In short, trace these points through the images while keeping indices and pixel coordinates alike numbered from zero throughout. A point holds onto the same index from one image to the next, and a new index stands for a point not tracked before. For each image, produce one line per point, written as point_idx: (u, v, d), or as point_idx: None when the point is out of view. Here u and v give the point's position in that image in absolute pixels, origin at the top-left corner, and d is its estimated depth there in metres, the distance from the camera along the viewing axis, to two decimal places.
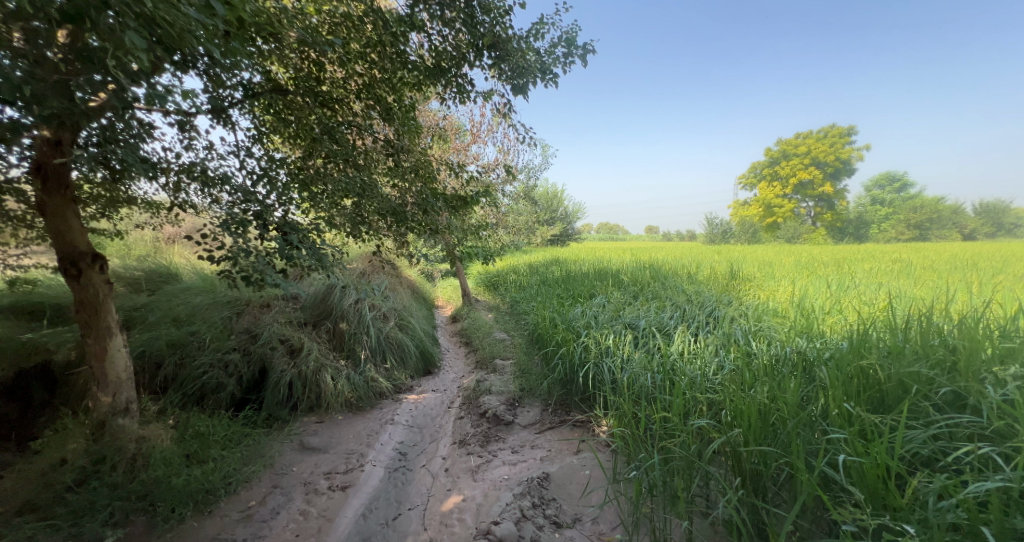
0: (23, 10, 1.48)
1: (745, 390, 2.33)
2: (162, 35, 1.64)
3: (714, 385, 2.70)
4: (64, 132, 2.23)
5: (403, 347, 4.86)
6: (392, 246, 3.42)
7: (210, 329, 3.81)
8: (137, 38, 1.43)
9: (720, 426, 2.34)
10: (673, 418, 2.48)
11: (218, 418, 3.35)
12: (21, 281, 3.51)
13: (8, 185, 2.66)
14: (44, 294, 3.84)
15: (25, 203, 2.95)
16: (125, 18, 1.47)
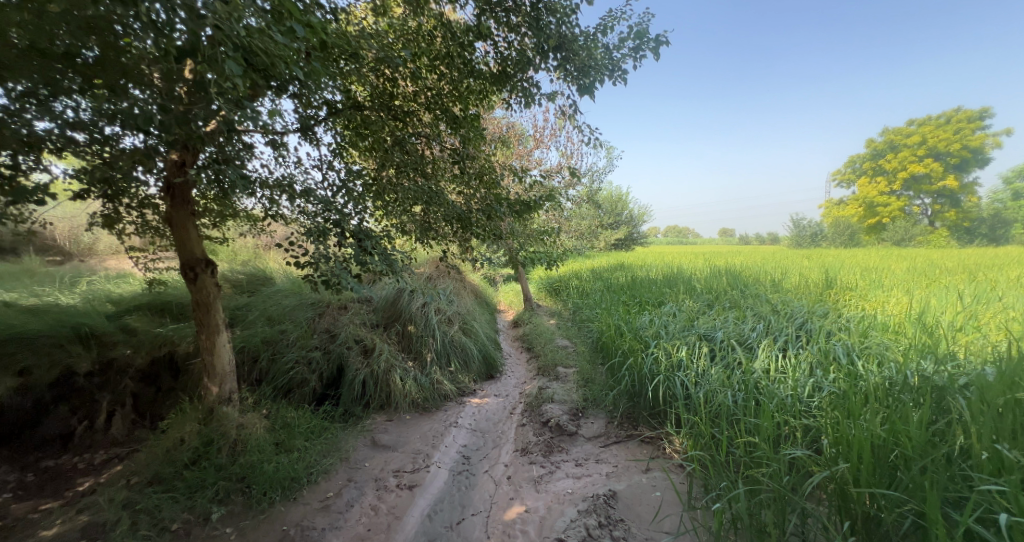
0: (157, 54, 1.74)
1: (851, 418, 2.08)
2: (258, 62, 1.82)
3: (809, 410, 2.42)
4: (187, 155, 2.59)
5: (466, 350, 4.97)
6: (457, 252, 3.52)
7: (297, 329, 4.19)
8: (234, 66, 1.60)
9: (821, 459, 2.10)
10: (762, 444, 2.28)
11: (303, 411, 3.65)
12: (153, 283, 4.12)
13: (146, 200, 3.14)
14: (172, 294, 4.49)
15: (158, 216, 3.46)
16: (229, 52, 1.65)
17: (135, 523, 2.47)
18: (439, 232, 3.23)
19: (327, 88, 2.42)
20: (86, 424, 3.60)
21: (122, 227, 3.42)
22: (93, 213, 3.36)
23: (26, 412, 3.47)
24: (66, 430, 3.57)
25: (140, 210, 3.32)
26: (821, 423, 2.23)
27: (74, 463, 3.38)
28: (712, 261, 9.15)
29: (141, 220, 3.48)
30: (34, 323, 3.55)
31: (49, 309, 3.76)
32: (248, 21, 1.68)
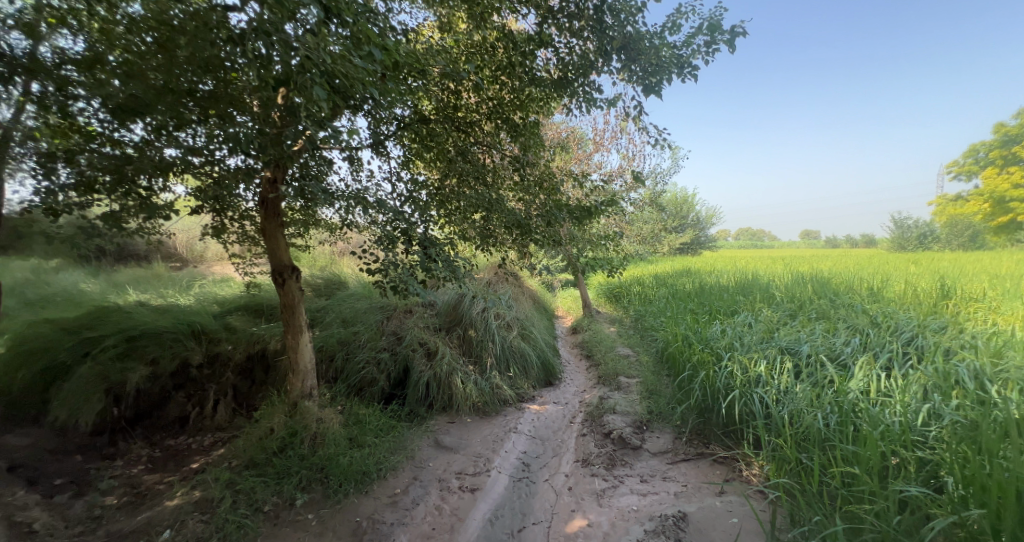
0: (256, 84, 1.95)
1: (989, 458, 1.80)
2: (339, 86, 1.98)
3: (925, 440, 2.11)
4: (278, 172, 2.87)
5: (525, 356, 4.99)
6: (515, 258, 3.55)
7: (367, 331, 4.45)
8: (320, 91, 1.75)
9: (945, 500, 1.84)
10: (867, 477, 2.04)
11: (373, 408, 3.86)
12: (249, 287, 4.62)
13: (245, 213, 3.53)
14: (263, 297, 4.99)
15: (253, 227, 3.86)
16: (316, 78, 1.80)
17: (233, 502, 2.75)
18: (499, 239, 3.28)
19: (397, 105, 2.57)
20: (197, 410, 4.11)
21: (226, 237, 3.88)
22: (204, 225, 3.84)
23: (154, 397, 4.05)
24: (182, 414, 4.10)
25: (240, 222, 3.74)
26: (945, 457, 1.95)
27: (186, 444, 3.87)
28: (793, 267, 8.37)
29: (241, 231, 3.92)
30: (161, 322, 4.19)
31: (172, 310, 4.40)
32: (332, 49, 1.84)
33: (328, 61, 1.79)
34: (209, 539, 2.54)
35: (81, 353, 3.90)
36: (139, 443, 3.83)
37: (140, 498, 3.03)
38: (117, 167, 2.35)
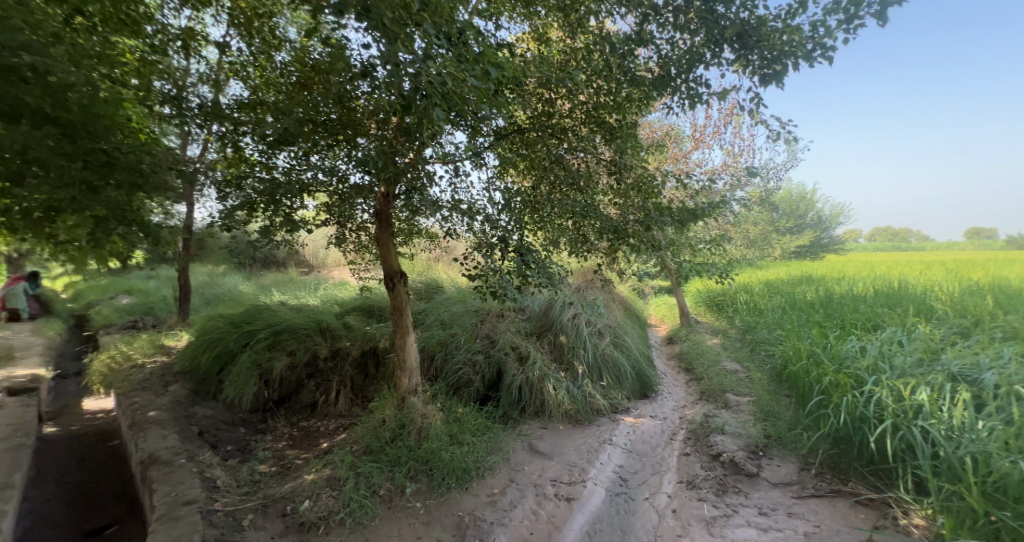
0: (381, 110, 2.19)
1: None
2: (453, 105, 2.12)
3: None
4: (389, 186, 3.18)
5: (618, 366, 4.81)
6: (608, 263, 3.46)
7: (464, 333, 4.68)
8: (438, 111, 1.89)
9: None
10: None
11: (470, 408, 4.03)
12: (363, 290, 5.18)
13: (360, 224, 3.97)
14: (374, 300, 5.55)
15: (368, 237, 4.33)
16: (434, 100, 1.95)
17: (355, 483, 3.08)
18: (593, 245, 3.21)
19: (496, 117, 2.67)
20: (324, 397, 4.69)
21: (347, 246, 4.40)
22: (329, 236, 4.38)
23: (292, 384, 4.73)
24: (313, 400, 4.72)
25: (357, 233, 4.20)
26: None
27: (315, 427, 4.43)
28: (957, 273, 6.88)
29: (358, 241, 4.41)
30: (299, 320, 4.98)
31: (307, 311, 5.23)
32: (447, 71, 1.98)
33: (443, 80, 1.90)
34: (337, 513, 2.87)
35: (243, 343, 4.79)
36: (281, 423, 4.49)
37: (283, 470, 3.55)
38: (267, 189, 2.98)
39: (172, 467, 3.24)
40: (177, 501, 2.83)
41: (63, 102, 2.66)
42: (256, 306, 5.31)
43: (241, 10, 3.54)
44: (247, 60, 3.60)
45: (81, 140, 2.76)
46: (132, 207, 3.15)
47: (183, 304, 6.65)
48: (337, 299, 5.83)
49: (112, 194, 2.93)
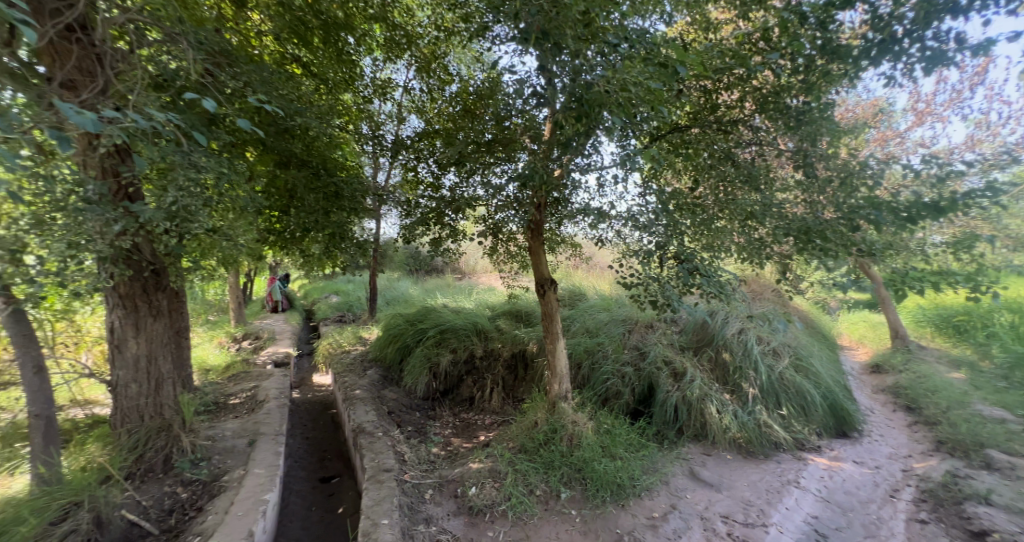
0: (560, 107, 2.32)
1: None
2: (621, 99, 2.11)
3: None
4: (540, 195, 3.33)
5: (803, 394, 4.03)
6: (791, 271, 2.95)
7: (611, 342, 4.54)
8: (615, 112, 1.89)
9: None
10: None
11: (621, 421, 3.90)
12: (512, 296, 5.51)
13: (510, 234, 4.27)
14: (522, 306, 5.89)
15: (519, 245, 4.64)
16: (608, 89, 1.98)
17: (515, 479, 3.26)
18: (773, 251, 2.77)
19: (654, 121, 2.59)
20: (480, 393, 5.13)
21: (499, 254, 4.76)
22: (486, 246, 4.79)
23: (454, 379, 5.31)
24: (472, 395, 5.21)
25: (509, 242, 4.52)
26: None
27: (475, 420, 4.87)
28: None
29: (508, 250, 4.76)
30: (459, 322, 5.57)
31: (464, 314, 5.83)
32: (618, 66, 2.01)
33: (615, 73, 2.01)
34: (500, 504, 3.08)
35: (416, 339, 5.60)
36: (446, 412, 5.07)
37: (452, 455, 4.00)
38: (440, 204, 3.78)
39: (375, 438, 3.97)
40: (379, 467, 3.43)
41: (311, 151, 3.70)
42: (425, 308, 6.13)
43: (423, 57, 4.25)
44: (425, 96, 4.35)
45: (323, 177, 3.77)
46: (348, 226, 4.00)
47: (371, 304, 8.09)
48: (488, 304, 6.33)
49: (337, 216, 3.82)
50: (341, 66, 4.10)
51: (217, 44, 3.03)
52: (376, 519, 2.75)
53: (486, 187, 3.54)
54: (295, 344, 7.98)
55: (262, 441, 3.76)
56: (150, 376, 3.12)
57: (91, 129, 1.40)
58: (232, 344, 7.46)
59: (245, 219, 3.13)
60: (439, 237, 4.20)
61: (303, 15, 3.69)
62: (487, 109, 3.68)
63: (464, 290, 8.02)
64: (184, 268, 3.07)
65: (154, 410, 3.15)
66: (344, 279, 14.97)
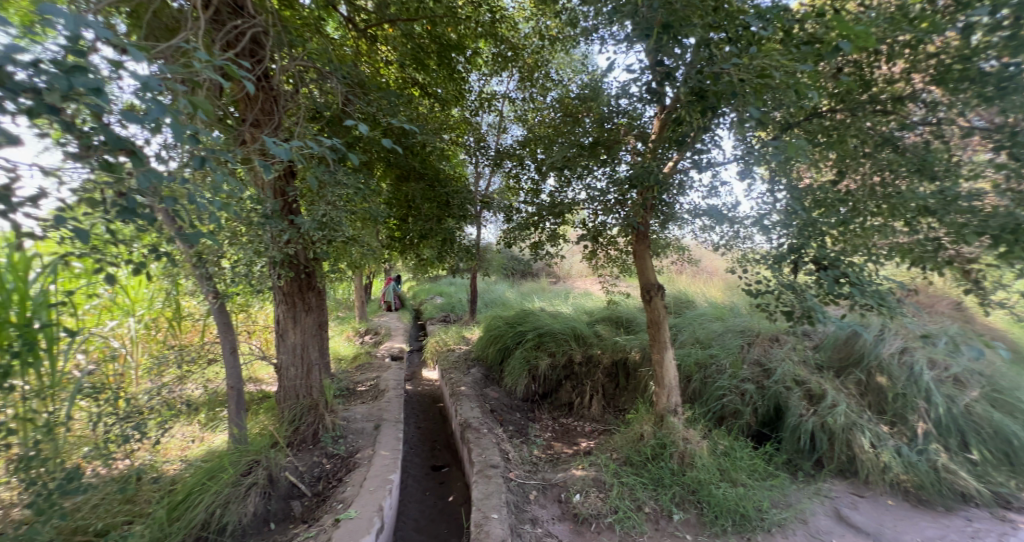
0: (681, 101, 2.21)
1: None
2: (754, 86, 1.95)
3: None
4: (646, 196, 3.21)
5: (1004, 436, 3.24)
6: (981, 280, 2.37)
7: (727, 355, 4.11)
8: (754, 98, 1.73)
9: None
10: None
11: (743, 445, 3.54)
12: (611, 302, 5.35)
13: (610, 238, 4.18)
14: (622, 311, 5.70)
15: (619, 250, 4.51)
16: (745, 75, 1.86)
17: (621, 491, 3.16)
18: (952, 255, 2.27)
19: (785, 109, 2.31)
20: (579, 400, 5.08)
21: (598, 258, 4.65)
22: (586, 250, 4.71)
23: (553, 382, 5.33)
24: (570, 400, 5.18)
25: (611, 245, 4.39)
26: None
27: (575, 426, 4.83)
28: None
29: (609, 255, 4.66)
30: (557, 326, 5.57)
31: (563, 318, 5.82)
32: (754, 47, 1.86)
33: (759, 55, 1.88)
34: (606, 516, 2.99)
35: (516, 341, 5.75)
36: (546, 415, 5.11)
37: (554, 459, 4.03)
38: (540, 210, 3.90)
39: (481, 434, 4.17)
40: (486, 463, 3.60)
41: (428, 165, 4.09)
42: (523, 311, 6.27)
43: (527, 67, 4.36)
44: (528, 106, 4.46)
45: (438, 188, 4.11)
46: (457, 232, 4.29)
47: (472, 305, 8.51)
48: (586, 309, 6.23)
49: (448, 224, 4.12)
50: (451, 84, 4.43)
51: (358, 78, 3.55)
52: (487, 512, 2.89)
53: (588, 190, 3.52)
54: (407, 340, 8.77)
55: (385, 426, 4.21)
56: (303, 360, 3.70)
57: (283, 156, 2.20)
58: (357, 337, 8.46)
59: (370, 228, 3.57)
60: (539, 241, 4.29)
61: (422, 43, 4.14)
62: (588, 112, 3.71)
63: (561, 294, 8.01)
64: (328, 270, 3.59)
65: (305, 390, 3.70)
66: (447, 281, 16.02)
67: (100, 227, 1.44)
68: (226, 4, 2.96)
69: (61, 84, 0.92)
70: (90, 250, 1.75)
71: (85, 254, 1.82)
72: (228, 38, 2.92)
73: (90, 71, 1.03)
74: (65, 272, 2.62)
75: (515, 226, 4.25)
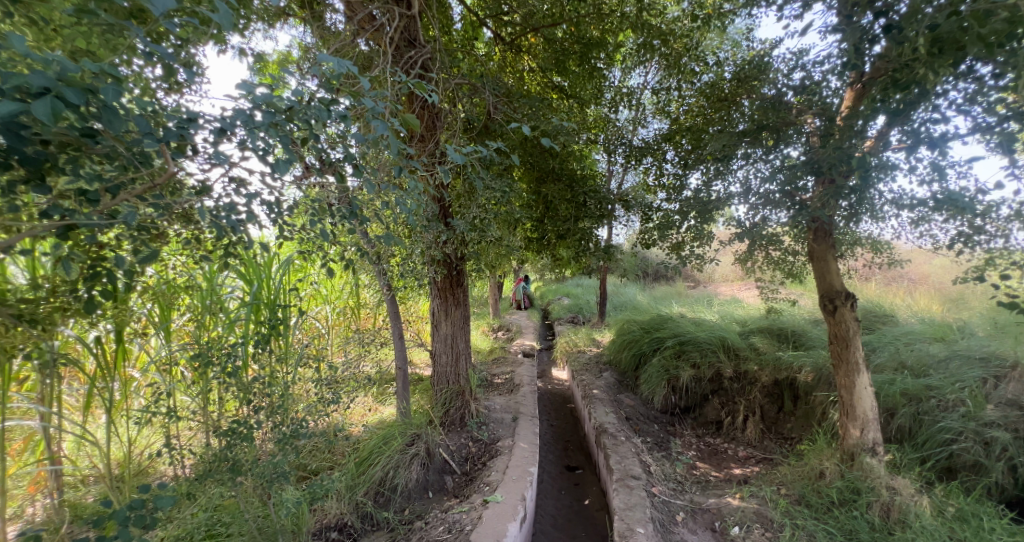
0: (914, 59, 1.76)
1: None
2: None
3: None
4: (831, 188, 2.68)
5: None
6: None
7: (956, 388, 3.14)
8: None
9: None
10: None
11: (993, 510, 2.67)
12: (772, 311, 4.59)
13: (774, 237, 3.62)
14: (787, 323, 4.87)
15: (785, 249, 3.86)
16: None
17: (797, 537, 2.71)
18: None
19: None
20: (731, 419, 4.56)
21: (755, 261, 4.03)
22: (741, 250, 4.15)
23: (699, 396, 4.85)
24: (719, 418, 4.69)
25: (771, 246, 3.80)
26: None
27: (727, 448, 4.34)
28: None
29: (770, 257, 4.03)
30: (702, 334, 5.03)
31: (708, 325, 5.24)
32: None
33: None
34: None
35: (655, 347, 5.38)
36: (688, 431, 4.70)
37: (702, 481, 3.68)
38: (685, 208, 3.62)
39: (619, 440, 4.01)
40: (626, 472, 3.45)
41: (566, 166, 4.14)
42: (661, 316, 5.85)
43: (674, 54, 4.03)
44: (672, 97, 4.14)
45: (577, 189, 4.13)
46: (593, 232, 4.24)
47: (602, 308, 8.28)
48: (737, 317, 5.50)
49: (585, 224, 4.11)
50: (590, 83, 4.37)
51: (505, 88, 3.84)
52: (631, 525, 2.76)
53: (746, 183, 3.09)
54: (537, 338, 9.00)
55: (523, 419, 4.40)
56: (452, 349, 4.07)
57: (458, 161, 2.54)
58: (491, 332, 8.99)
59: (510, 229, 3.77)
60: (681, 242, 3.93)
61: (565, 46, 4.16)
62: (750, 93, 3.25)
63: (704, 300, 7.25)
64: (474, 268, 3.91)
65: (454, 377, 4.07)
66: (574, 282, 15.98)
67: (318, 229, 1.81)
68: (404, 39, 3.46)
69: (322, 114, 1.23)
70: (311, 250, 2.25)
71: (306, 254, 2.32)
72: (406, 67, 3.41)
73: (333, 105, 1.32)
74: (290, 266, 3.38)
75: (655, 226, 4.01)
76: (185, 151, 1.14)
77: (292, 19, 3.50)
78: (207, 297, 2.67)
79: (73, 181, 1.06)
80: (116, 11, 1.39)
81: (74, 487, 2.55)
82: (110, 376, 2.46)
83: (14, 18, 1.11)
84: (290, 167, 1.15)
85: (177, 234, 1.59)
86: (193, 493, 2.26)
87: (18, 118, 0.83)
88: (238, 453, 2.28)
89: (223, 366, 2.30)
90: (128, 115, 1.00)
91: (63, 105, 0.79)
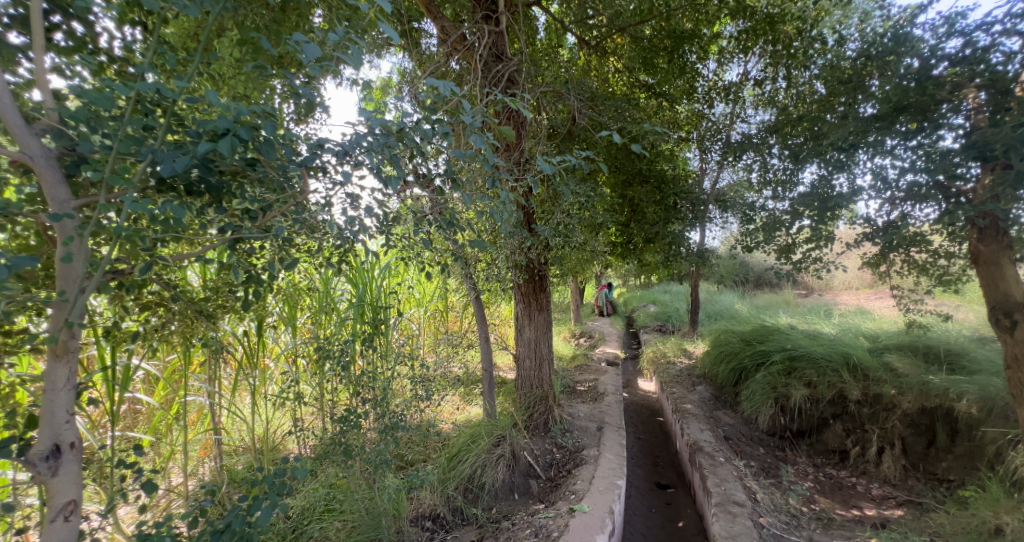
0: None
1: None
2: None
3: None
4: (1005, 175, 2.17)
5: None
6: None
7: None
8: None
9: None
10: None
11: None
12: (915, 325, 3.86)
13: (920, 237, 3.03)
14: (935, 340, 4.07)
15: (932, 252, 3.23)
16: None
17: None
18: None
19: None
20: (860, 449, 3.94)
21: (890, 266, 3.43)
22: (871, 254, 3.56)
23: (815, 420, 4.26)
24: (844, 447, 4.07)
25: (915, 248, 3.19)
26: None
27: (858, 483, 3.75)
28: None
29: (911, 262, 3.40)
30: (820, 349, 4.40)
31: (825, 339, 4.59)
32: None
33: None
34: None
35: (758, 362, 4.84)
36: (804, 459, 4.15)
37: (824, 518, 3.21)
38: (797, 206, 3.22)
39: (718, 462, 3.67)
40: (728, 497, 3.14)
41: (656, 167, 3.93)
42: (766, 327, 5.26)
43: (782, 38, 3.65)
44: (778, 85, 3.74)
45: (668, 189, 3.90)
46: (685, 235, 3.96)
47: (693, 316, 7.69)
48: (864, 331, 4.73)
49: (676, 227, 3.86)
50: (681, 79, 4.12)
51: (590, 92, 3.79)
52: None
53: (876, 175, 2.65)
54: (623, 346, 8.65)
55: (609, 430, 4.25)
56: (536, 354, 4.08)
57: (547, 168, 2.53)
58: (573, 339, 8.85)
59: (595, 234, 3.69)
60: (791, 244, 3.49)
61: (654, 42, 3.98)
62: (879, 74, 2.80)
63: (819, 310, 6.37)
64: (558, 273, 3.88)
65: (537, 382, 4.07)
66: (661, 288, 15.17)
67: (416, 236, 1.93)
68: (491, 53, 3.58)
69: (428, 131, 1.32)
70: (406, 255, 2.42)
71: (404, 260, 2.50)
72: (494, 80, 3.52)
73: (435, 122, 1.42)
74: (388, 271, 3.69)
75: (758, 227, 3.63)
76: (316, 173, 1.29)
77: (392, 48, 3.84)
78: (323, 298, 3.02)
79: (239, 203, 1.28)
80: (262, 58, 1.64)
81: (228, 455, 3.06)
82: (252, 364, 2.91)
83: (199, 76, 1.38)
84: (399, 181, 1.25)
85: (303, 244, 1.81)
86: (315, 470, 2.54)
87: (208, 154, 1.02)
88: (348, 438, 2.52)
89: (337, 360, 2.57)
90: (279, 145, 1.18)
91: (237, 142, 0.95)
